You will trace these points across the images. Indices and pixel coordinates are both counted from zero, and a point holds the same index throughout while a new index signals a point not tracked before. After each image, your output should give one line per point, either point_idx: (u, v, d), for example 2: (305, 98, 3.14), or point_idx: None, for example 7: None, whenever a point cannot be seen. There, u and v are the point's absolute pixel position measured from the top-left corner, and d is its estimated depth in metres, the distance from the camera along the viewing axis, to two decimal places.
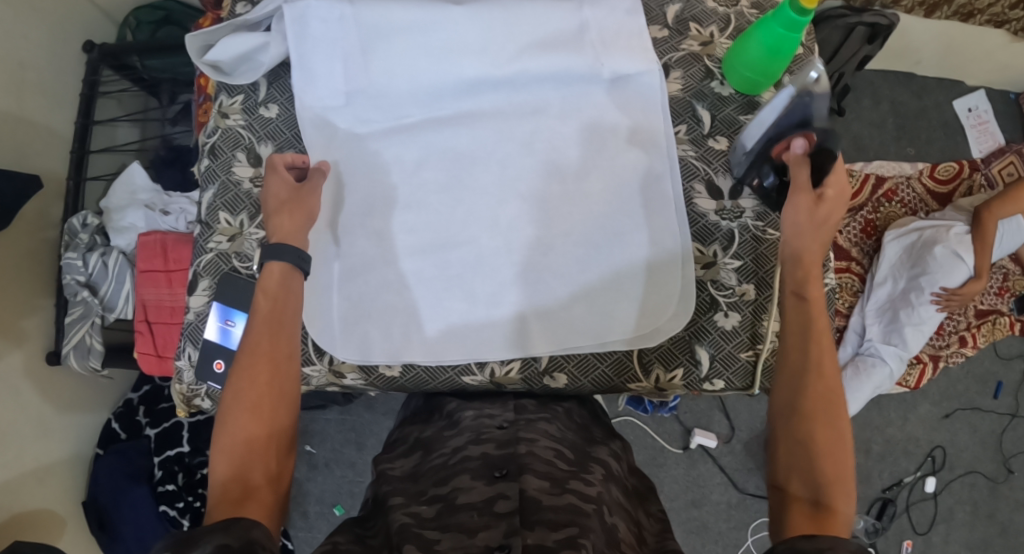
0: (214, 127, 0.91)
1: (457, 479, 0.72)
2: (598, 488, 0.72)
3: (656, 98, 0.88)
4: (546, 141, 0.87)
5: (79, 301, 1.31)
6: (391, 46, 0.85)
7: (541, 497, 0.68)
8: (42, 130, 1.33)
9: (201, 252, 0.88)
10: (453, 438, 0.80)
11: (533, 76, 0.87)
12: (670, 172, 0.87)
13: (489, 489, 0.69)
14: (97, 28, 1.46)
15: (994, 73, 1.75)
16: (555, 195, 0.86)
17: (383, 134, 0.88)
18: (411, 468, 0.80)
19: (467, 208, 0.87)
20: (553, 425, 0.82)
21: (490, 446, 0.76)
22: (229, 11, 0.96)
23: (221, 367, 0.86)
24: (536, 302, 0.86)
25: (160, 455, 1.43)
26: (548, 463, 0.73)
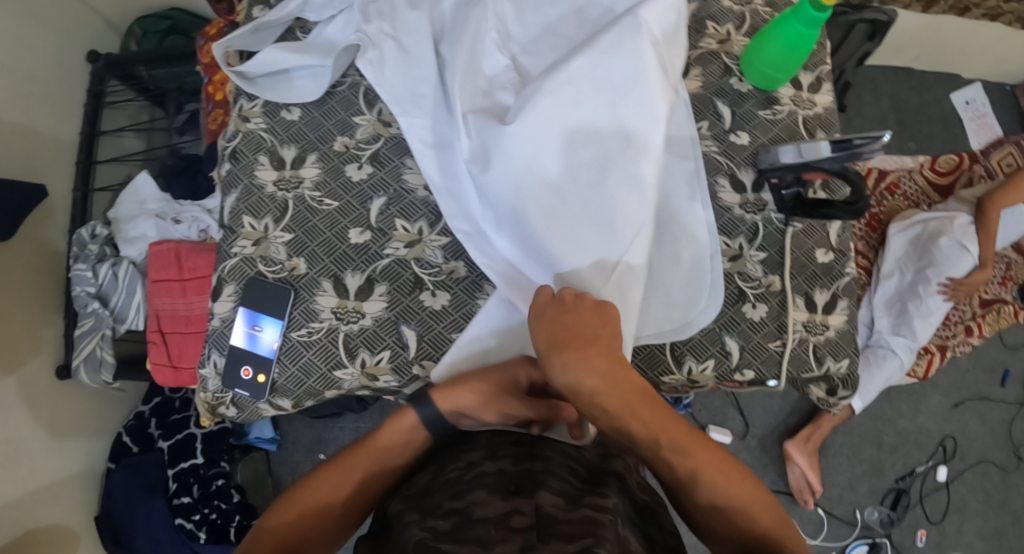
0: (235, 131, 0.91)
1: (473, 494, 0.70)
2: (613, 501, 0.71)
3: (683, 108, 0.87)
4: None
5: (89, 312, 1.30)
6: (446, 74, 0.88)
7: (556, 513, 0.67)
8: (48, 143, 1.32)
9: (226, 257, 0.88)
10: (469, 453, 0.78)
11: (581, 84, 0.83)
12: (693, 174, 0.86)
13: (505, 505, 0.68)
14: (101, 38, 1.45)
15: (990, 66, 1.78)
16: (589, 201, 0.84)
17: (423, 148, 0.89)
18: (426, 482, 0.76)
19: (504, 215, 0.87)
20: (570, 447, 0.81)
21: (506, 462, 0.75)
22: (246, 16, 0.96)
23: (249, 374, 0.86)
24: None
25: (175, 467, 1.39)
26: (563, 480, 0.73)
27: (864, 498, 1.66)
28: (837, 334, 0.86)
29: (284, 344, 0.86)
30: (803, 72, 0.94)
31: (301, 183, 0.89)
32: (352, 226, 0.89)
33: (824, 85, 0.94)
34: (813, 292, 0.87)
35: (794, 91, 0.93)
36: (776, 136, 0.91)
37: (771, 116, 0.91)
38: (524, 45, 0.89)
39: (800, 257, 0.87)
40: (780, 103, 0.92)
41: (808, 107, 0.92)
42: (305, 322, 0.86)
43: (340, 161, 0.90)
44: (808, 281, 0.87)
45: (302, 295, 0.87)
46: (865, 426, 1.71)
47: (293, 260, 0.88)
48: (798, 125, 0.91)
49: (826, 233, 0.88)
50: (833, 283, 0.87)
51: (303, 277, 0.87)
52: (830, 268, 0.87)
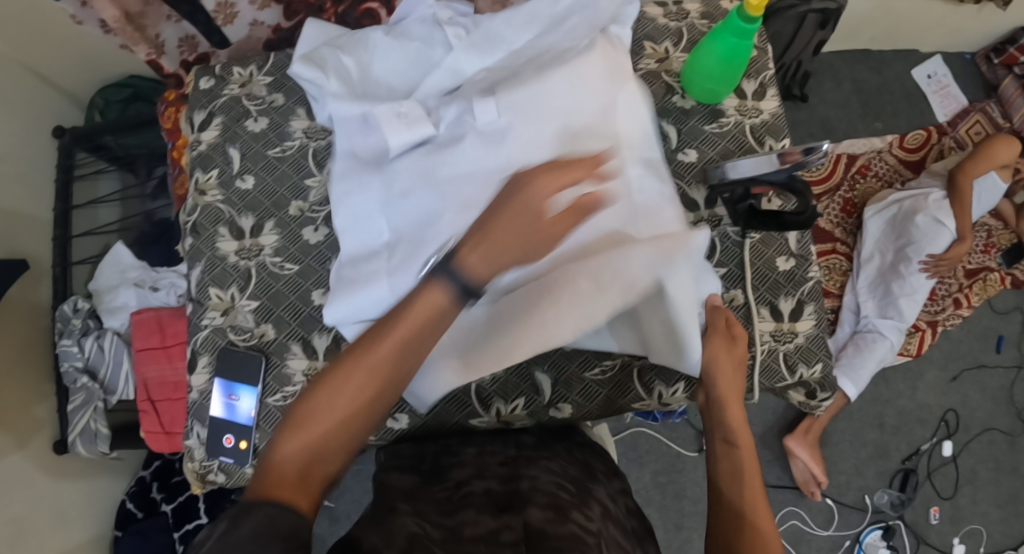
0: (193, 205, 0.97)
1: (462, 514, 0.68)
2: (598, 523, 0.68)
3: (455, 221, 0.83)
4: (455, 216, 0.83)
5: (79, 387, 1.32)
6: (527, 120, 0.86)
7: (545, 527, 0.63)
8: (22, 223, 1.35)
9: (197, 329, 0.94)
10: (456, 472, 0.78)
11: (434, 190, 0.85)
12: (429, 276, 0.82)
13: (495, 522, 0.65)
14: (66, 116, 1.48)
15: (946, 38, 1.78)
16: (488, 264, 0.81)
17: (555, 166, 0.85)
18: (412, 485, 0.76)
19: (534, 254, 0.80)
20: (554, 462, 0.80)
21: (493, 482, 0.74)
22: (193, 87, 1.03)
23: (232, 441, 0.90)
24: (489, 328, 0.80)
25: (180, 530, 1.39)
26: (551, 494, 0.70)
27: (872, 481, 1.66)
28: (807, 339, 0.87)
29: (261, 410, 0.90)
30: (745, 80, 0.94)
31: (260, 249, 0.95)
32: (315, 288, 0.94)
33: (769, 91, 0.94)
34: (777, 301, 0.87)
35: (738, 101, 0.94)
36: (724, 149, 0.91)
37: (717, 130, 0.92)
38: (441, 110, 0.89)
39: (760, 267, 0.88)
40: (725, 115, 0.93)
41: (753, 115, 0.93)
42: (279, 387, 0.91)
43: (297, 226, 0.96)
44: (771, 290, 0.88)
45: (273, 359, 0.92)
46: (865, 410, 1.71)
47: (261, 326, 0.93)
48: (745, 135, 0.92)
49: (784, 241, 0.89)
50: (796, 289, 0.88)
51: (272, 342, 0.92)
52: (792, 275, 0.88)
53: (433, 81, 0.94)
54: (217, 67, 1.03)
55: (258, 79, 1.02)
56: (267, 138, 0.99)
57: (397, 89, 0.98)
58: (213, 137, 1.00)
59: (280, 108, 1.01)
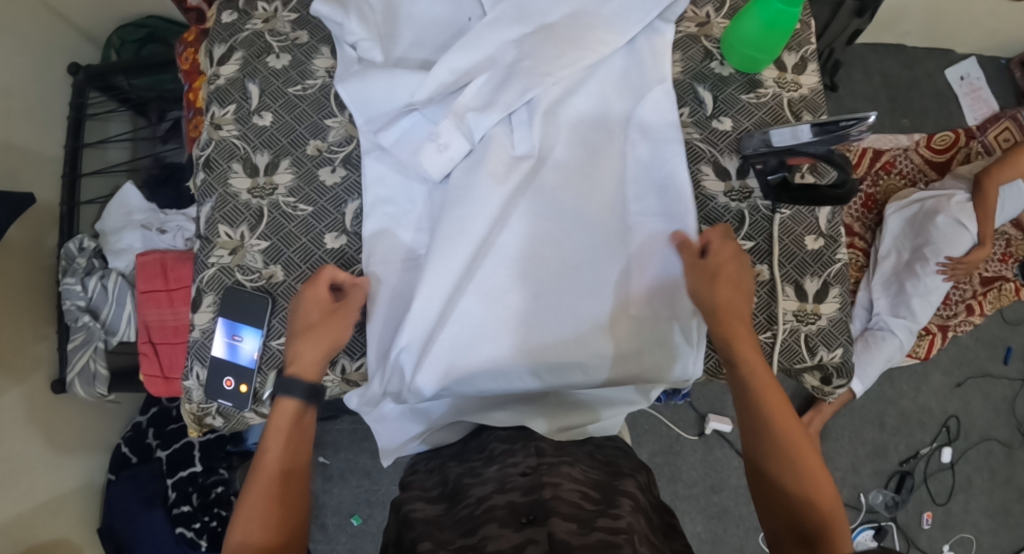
0: (208, 139, 0.95)
1: (485, 528, 0.67)
2: (627, 520, 0.68)
3: (466, 215, 0.82)
4: (472, 208, 0.83)
5: (80, 325, 1.30)
6: (556, 121, 0.87)
7: (569, 539, 0.63)
8: (31, 155, 1.33)
9: (203, 267, 0.92)
10: (477, 487, 0.75)
11: (459, 186, 0.85)
12: (439, 271, 0.81)
13: (518, 536, 0.65)
14: (82, 53, 1.46)
15: (984, 40, 1.74)
16: (507, 256, 0.83)
17: (576, 169, 0.86)
18: (435, 515, 0.74)
19: (549, 250, 0.84)
20: (575, 468, 0.77)
21: (516, 494, 0.71)
22: (215, 20, 1.00)
23: (232, 384, 0.89)
24: (504, 317, 0.82)
25: (173, 476, 1.38)
26: (574, 505, 0.69)
27: (867, 480, 1.66)
28: (830, 322, 0.86)
29: (264, 353, 0.89)
30: (786, 53, 0.92)
31: (275, 188, 0.93)
32: (327, 231, 0.92)
33: (810, 65, 0.91)
34: (802, 280, 0.86)
35: (777, 73, 0.91)
36: (760, 120, 0.89)
37: (754, 100, 0.90)
38: (479, 106, 0.87)
39: (789, 244, 0.87)
40: (764, 86, 0.90)
41: (792, 89, 0.90)
42: (284, 330, 0.90)
43: (314, 165, 0.94)
44: (797, 269, 0.86)
45: (279, 302, 0.90)
46: (867, 409, 1.70)
47: (269, 267, 0.91)
48: (782, 108, 0.89)
49: (815, 219, 0.87)
50: (823, 270, 0.86)
51: (280, 284, 0.91)
52: (820, 255, 0.87)
53: (448, 61, 0.87)
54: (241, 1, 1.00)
55: (283, 16, 0.99)
56: (289, 75, 0.96)
57: (425, 36, 0.94)
58: (232, 71, 0.97)
59: (303, 46, 0.97)
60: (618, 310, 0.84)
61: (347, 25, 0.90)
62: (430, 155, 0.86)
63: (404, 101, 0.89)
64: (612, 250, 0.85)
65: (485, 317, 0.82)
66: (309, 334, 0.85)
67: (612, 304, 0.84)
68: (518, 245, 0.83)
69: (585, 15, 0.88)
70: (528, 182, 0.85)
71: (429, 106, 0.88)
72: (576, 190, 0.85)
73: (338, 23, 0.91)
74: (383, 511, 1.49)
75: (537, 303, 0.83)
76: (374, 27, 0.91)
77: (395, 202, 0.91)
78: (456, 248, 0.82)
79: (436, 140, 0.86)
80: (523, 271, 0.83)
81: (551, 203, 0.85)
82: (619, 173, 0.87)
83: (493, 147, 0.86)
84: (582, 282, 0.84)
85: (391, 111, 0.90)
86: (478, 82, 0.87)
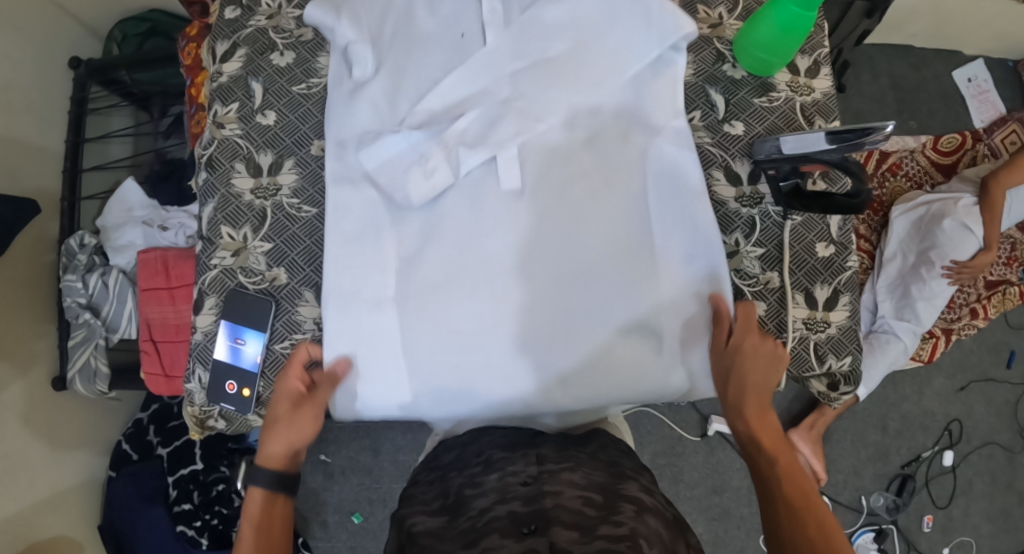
0: (211, 138, 0.94)
1: (486, 539, 0.66)
2: (629, 527, 0.67)
3: (460, 256, 0.85)
4: (466, 247, 0.85)
5: (81, 323, 1.30)
6: (559, 152, 0.86)
7: (571, 547, 0.63)
8: (32, 150, 1.32)
9: (205, 269, 0.91)
10: (478, 498, 0.74)
11: (453, 223, 0.86)
12: (435, 310, 0.85)
13: (519, 546, 0.64)
14: (83, 46, 1.44)
15: (992, 42, 1.73)
16: (506, 294, 0.84)
17: (576, 200, 0.85)
18: (436, 526, 0.73)
19: (550, 285, 0.84)
20: (577, 474, 0.76)
21: (516, 503, 0.71)
22: (218, 16, 0.98)
23: (234, 388, 0.89)
24: (507, 353, 0.84)
25: (174, 474, 1.37)
26: (575, 512, 0.69)
27: (869, 483, 1.65)
28: (840, 330, 0.85)
29: (267, 357, 0.89)
30: (799, 56, 0.90)
31: (278, 189, 0.92)
32: None
33: (822, 69, 0.90)
34: (813, 288, 0.86)
35: (790, 76, 0.90)
36: (772, 124, 0.88)
37: (766, 104, 0.89)
38: (474, 139, 0.86)
39: (799, 251, 0.86)
40: (776, 90, 0.89)
41: (805, 92, 0.89)
42: (288, 333, 0.89)
43: (318, 165, 0.93)
44: (808, 276, 0.86)
45: (283, 305, 0.90)
46: (869, 411, 1.69)
47: (273, 269, 0.90)
48: (795, 113, 0.89)
49: (826, 226, 0.86)
50: (834, 278, 0.86)
51: (283, 287, 0.90)
52: (831, 262, 0.86)
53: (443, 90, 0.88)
54: None
55: (287, 12, 0.97)
56: (293, 73, 0.95)
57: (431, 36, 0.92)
58: (235, 68, 0.95)
59: (308, 43, 0.96)
60: (617, 349, 0.84)
61: (337, 26, 0.91)
62: (417, 182, 0.85)
63: (394, 124, 0.90)
64: (610, 289, 0.84)
65: (489, 354, 0.84)
66: (276, 425, 0.84)
67: (608, 344, 0.84)
68: (516, 285, 0.84)
69: (585, 47, 0.87)
70: (527, 218, 0.85)
71: (415, 132, 0.87)
72: (577, 225, 0.84)
73: (330, 26, 0.92)
74: (384, 510, 1.49)
75: (540, 338, 0.84)
76: (367, 35, 0.91)
77: (381, 228, 0.89)
78: (449, 287, 0.85)
79: (424, 167, 0.85)
80: (524, 307, 0.84)
81: (551, 239, 0.84)
82: (627, 204, 0.85)
83: (484, 184, 0.86)
84: (574, 323, 0.84)
85: (376, 133, 0.89)
86: (472, 114, 0.87)
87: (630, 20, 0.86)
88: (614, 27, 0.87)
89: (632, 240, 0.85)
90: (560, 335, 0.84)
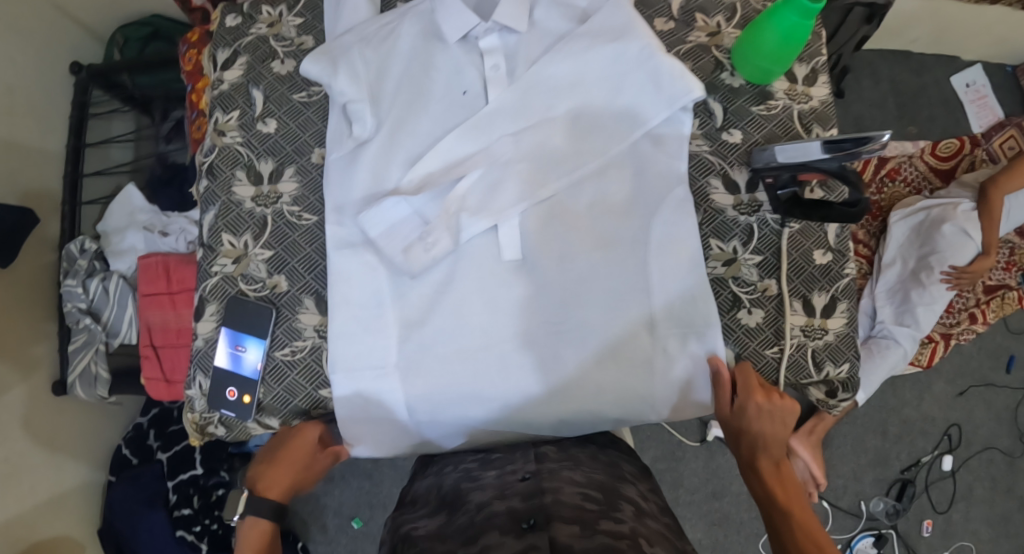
0: (212, 145, 0.95)
1: (485, 536, 0.66)
2: (630, 525, 0.68)
3: (462, 318, 0.87)
4: (468, 310, 0.87)
5: (81, 327, 1.30)
6: (561, 209, 0.87)
7: (572, 542, 0.63)
8: (33, 155, 1.32)
9: (207, 275, 0.91)
10: (476, 492, 0.75)
11: (455, 284, 0.88)
12: (436, 367, 0.87)
13: (520, 543, 0.63)
14: (85, 51, 1.45)
15: (991, 47, 1.73)
16: (509, 352, 0.87)
17: (578, 261, 0.86)
18: (437, 528, 0.72)
19: (551, 343, 0.86)
20: (578, 472, 0.77)
21: (516, 500, 0.71)
22: (219, 24, 0.99)
23: (234, 395, 0.89)
24: (512, 408, 0.87)
25: (174, 479, 1.38)
26: (576, 508, 0.69)
27: (868, 488, 1.66)
28: (837, 337, 0.85)
29: (267, 364, 0.89)
30: (797, 64, 0.91)
31: (279, 197, 0.93)
32: None
33: (821, 77, 0.91)
34: (810, 295, 0.86)
35: (788, 85, 0.90)
36: (770, 133, 0.89)
37: (764, 112, 0.89)
38: (477, 200, 0.87)
39: (797, 258, 0.86)
40: (774, 98, 0.90)
41: (802, 101, 0.90)
42: (288, 341, 0.90)
43: (319, 173, 0.93)
44: (806, 283, 0.86)
45: (284, 312, 0.90)
46: (869, 416, 1.69)
47: (273, 276, 0.91)
48: (793, 121, 0.89)
49: (824, 234, 0.87)
50: (831, 285, 0.86)
51: (284, 294, 0.90)
52: (829, 269, 0.86)
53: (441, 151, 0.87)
54: (246, 5, 0.99)
55: (288, 20, 0.98)
56: (294, 81, 0.95)
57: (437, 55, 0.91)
58: (237, 77, 0.96)
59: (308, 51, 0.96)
60: (608, 414, 0.87)
61: (336, 84, 0.88)
62: (415, 253, 0.86)
63: (392, 186, 0.89)
64: (608, 356, 0.86)
65: (494, 407, 0.87)
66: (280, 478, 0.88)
67: (600, 412, 0.86)
68: (519, 344, 0.87)
69: (586, 112, 0.88)
70: (528, 280, 0.87)
71: (417, 196, 0.87)
72: (580, 285, 0.86)
73: (327, 82, 0.88)
74: (384, 514, 1.49)
75: (542, 394, 0.86)
76: (366, 88, 0.88)
77: (382, 294, 0.89)
78: (454, 349, 0.87)
79: (423, 239, 0.86)
80: (527, 364, 0.87)
81: (553, 300, 0.86)
82: (629, 262, 0.86)
83: (486, 245, 0.88)
84: (569, 390, 0.86)
85: (374, 193, 0.89)
86: (472, 176, 0.87)
87: (630, 72, 0.86)
88: (614, 82, 0.87)
89: (634, 311, 0.86)
90: (562, 391, 0.86)
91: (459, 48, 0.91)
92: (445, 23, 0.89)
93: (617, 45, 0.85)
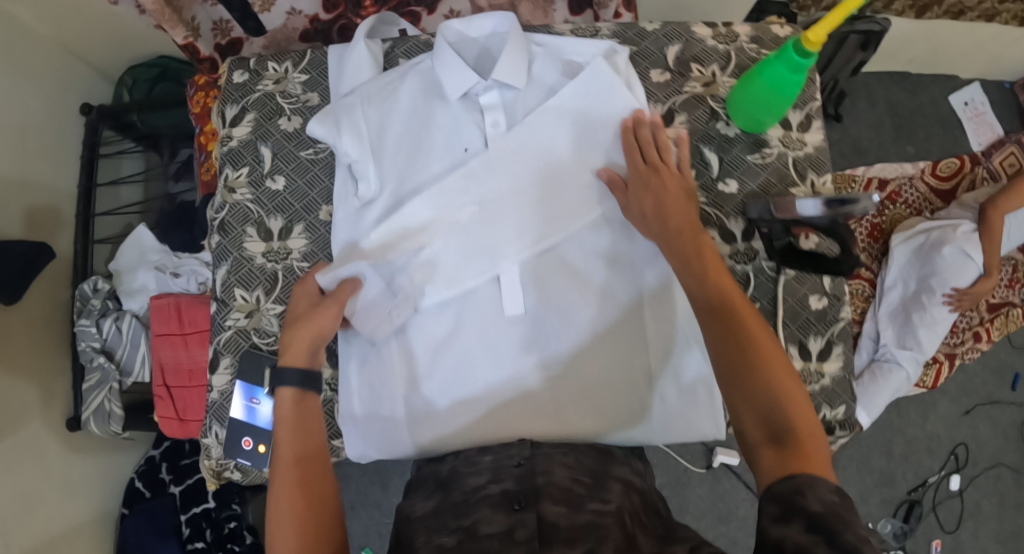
0: (222, 202, 0.97)
1: (477, 512, 0.70)
2: (616, 504, 0.71)
3: (466, 358, 0.90)
4: (469, 349, 0.90)
5: (94, 366, 1.33)
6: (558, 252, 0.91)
7: (558, 521, 0.67)
8: (46, 196, 1.36)
9: (220, 329, 0.94)
10: (473, 476, 0.77)
11: (456, 325, 0.91)
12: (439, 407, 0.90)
13: (509, 520, 0.68)
14: (95, 92, 1.48)
15: (987, 65, 1.74)
16: (509, 391, 0.89)
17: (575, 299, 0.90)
18: (433, 508, 0.74)
19: (549, 380, 0.89)
20: (570, 457, 0.78)
21: (509, 481, 0.73)
22: (226, 80, 1.01)
23: (250, 444, 0.91)
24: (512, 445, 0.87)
25: (187, 512, 1.41)
26: (565, 489, 0.72)
27: (876, 509, 1.66)
28: (833, 381, 0.87)
29: None
30: (790, 111, 0.93)
31: (288, 253, 0.95)
32: None
33: (814, 123, 0.93)
34: (806, 340, 0.88)
35: (782, 132, 0.92)
36: (765, 181, 0.90)
37: (759, 160, 0.91)
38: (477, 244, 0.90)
39: (793, 304, 0.88)
40: (769, 145, 0.91)
41: (797, 148, 0.91)
42: None
43: (327, 230, 0.96)
44: (802, 329, 0.88)
45: None
46: (874, 438, 1.70)
47: None
48: (787, 168, 0.91)
49: (819, 279, 0.88)
50: (827, 329, 0.88)
51: None
52: (824, 314, 0.88)
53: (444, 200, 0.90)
54: (252, 61, 1.01)
55: (293, 77, 1.00)
56: (300, 138, 0.98)
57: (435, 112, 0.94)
58: (245, 133, 0.99)
59: (312, 108, 0.99)
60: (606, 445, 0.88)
61: (340, 145, 0.91)
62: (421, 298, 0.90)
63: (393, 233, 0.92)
64: (608, 399, 0.88)
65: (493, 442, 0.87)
66: (299, 324, 0.85)
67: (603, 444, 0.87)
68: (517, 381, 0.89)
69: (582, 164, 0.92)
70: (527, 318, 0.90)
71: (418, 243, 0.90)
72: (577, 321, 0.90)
73: (332, 143, 0.92)
74: None
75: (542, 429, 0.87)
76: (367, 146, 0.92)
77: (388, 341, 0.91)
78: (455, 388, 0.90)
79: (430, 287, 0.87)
80: (525, 401, 0.88)
81: (551, 338, 0.90)
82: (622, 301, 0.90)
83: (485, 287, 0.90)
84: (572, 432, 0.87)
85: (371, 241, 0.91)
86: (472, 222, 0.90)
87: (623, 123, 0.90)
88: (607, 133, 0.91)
89: (630, 352, 0.89)
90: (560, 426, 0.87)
91: (459, 103, 0.93)
92: (446, 79, 0.90)
93: (604, 104, 0.91)
